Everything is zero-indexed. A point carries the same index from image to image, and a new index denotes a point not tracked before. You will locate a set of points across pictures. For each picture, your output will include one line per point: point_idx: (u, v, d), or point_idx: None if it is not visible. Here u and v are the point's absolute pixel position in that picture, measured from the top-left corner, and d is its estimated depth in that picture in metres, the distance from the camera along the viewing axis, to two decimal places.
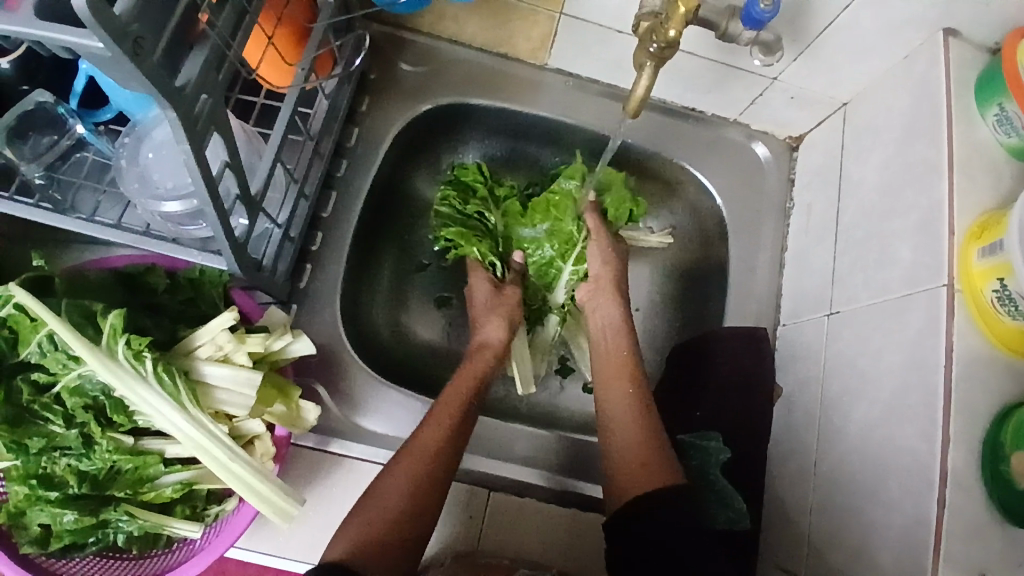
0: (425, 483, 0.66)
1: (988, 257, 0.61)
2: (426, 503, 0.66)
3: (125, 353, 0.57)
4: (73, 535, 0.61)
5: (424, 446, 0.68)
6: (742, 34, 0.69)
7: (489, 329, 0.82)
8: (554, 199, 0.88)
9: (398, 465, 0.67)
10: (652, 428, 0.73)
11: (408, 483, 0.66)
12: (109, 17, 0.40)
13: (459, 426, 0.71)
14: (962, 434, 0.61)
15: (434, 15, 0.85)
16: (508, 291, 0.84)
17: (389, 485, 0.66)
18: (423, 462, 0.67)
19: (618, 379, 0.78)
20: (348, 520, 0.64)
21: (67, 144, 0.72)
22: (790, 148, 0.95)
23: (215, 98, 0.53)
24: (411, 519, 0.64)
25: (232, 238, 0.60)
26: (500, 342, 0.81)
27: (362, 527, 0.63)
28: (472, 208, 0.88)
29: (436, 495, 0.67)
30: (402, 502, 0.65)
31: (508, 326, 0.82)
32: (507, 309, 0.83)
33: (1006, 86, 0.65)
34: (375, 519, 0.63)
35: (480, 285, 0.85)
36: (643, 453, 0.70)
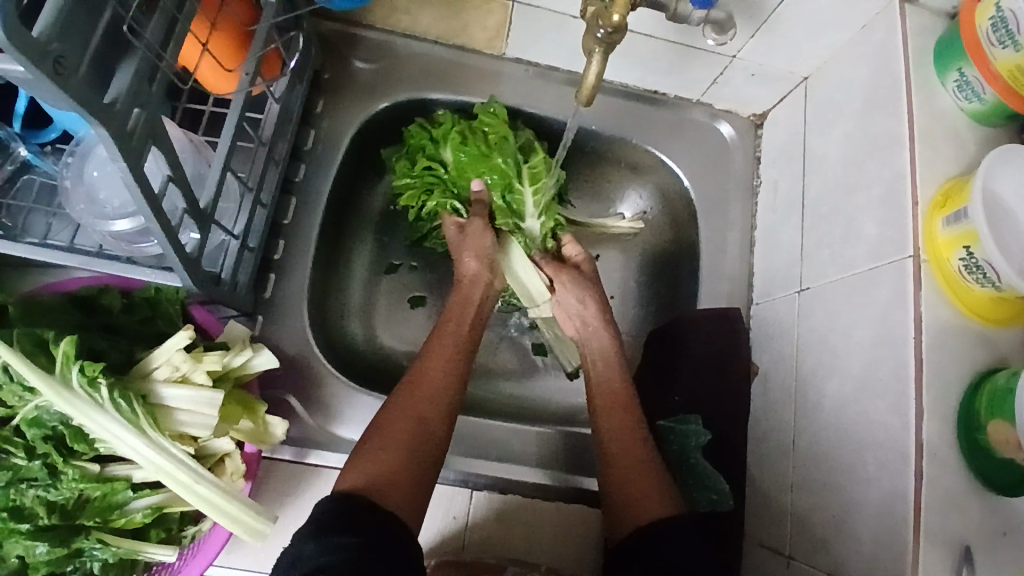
0: (428, 411, 0.68)
1: (952, 226, 0.61)
2: (432, 430, 0.67)
3: (79, 380, 0.55)
4: (50, 565, 0.59)
5: (426, 377, 0.70)
6: (693, 13, 0.67)
7: (468, 265, 0.81)
8: (491, 127, 0.82)
9: (402, 396, 0.69)
10: (649, 454, 0.73)
11: (412, 412, 0.67)
12: (26, 39, 0.38)
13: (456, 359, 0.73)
14: (936, 406, 0.60)
15: (384, 10, 0.83)
16: (474, 229, 0.82)
17: (394, 416, 0.67)
18: (427, 391, 0.69)
19: (613, 410, 0.76)
20: (355, 453, 0.65)
21: (11, 168, 0.71)
22: (755, 125, 0.94)
23: (151, 113, 0.51)
24: (423, 444, 0.66)
25: (182, 254, 0.59)
26: (480, 274, 0.80)
27: (372, 455, 0.64)
28: (421, 165, 0.84)
29: (441, 422, 0.68)
30: (409, 430, 0.66)
31: (484, 262, 0.81)
32: (473, 247, 0.81)
33: (965, 52, 0.64)
34: (385, 445, 0.65)
35: (449, 228, 0.84)
36: (643, 479, 0.71)
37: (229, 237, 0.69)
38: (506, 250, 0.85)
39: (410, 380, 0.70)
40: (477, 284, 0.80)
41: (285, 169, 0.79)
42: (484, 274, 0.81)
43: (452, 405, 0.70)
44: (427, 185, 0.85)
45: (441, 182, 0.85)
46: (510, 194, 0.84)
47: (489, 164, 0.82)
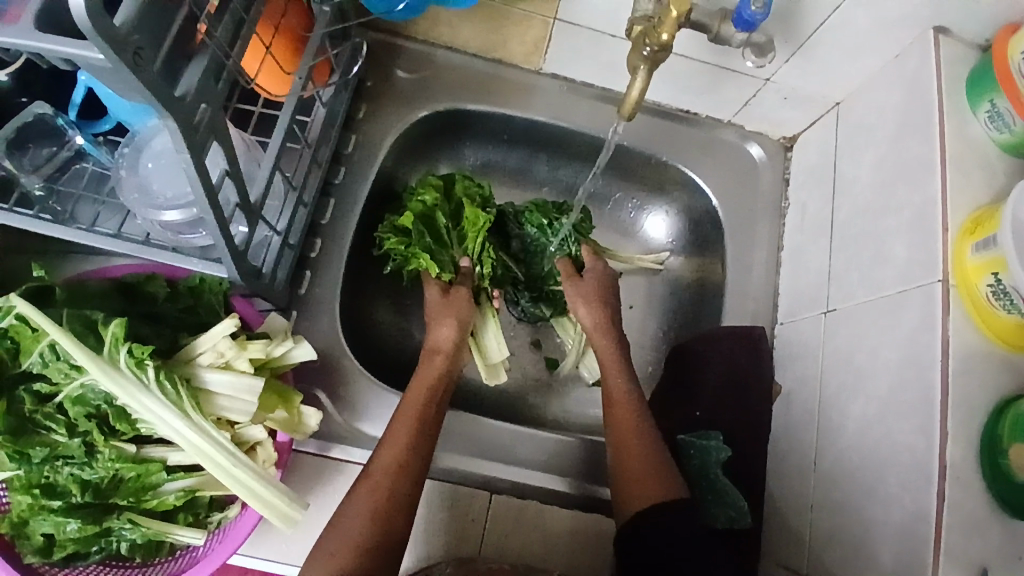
0: (385, 506, 0.65)
1: (982, 252, 0.62)
2: (390, 522, 0.65)
3: (126, 361, 0.57)
4: (77, 543, 0.61)
5: (385, 463, 0.68)
6: (734, 35, 0.70)
7: (443, 332, 0.80)
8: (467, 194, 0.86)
9: (359, 487, 0.67)
10: (659, 456, 0.74)
11: (368, 508, 0.65)
12: (110, 29, 0.41)
13: (417, 440, 0.70)
14: (960, 428, 0.61)
15: (428, 22, 0.86)
16: (457, 297, 0.82)
17: (352, 511, 0.65)
18: (382, 479, 0.67)
19: (616, 406, 0.79)
20: (316, 552, 0.63)
21: (65, 156, 0.73)
22: (784, 147, 0.95)
23: (214, 107, 0.54)
24: (377, 539, 0.64)
25: (231, 245, 0.61)
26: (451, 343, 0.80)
27: (328, 558, 0.62)
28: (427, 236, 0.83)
29: (400, 516, 0.66)
30: (364, 526, 0.64)
31: (458, 328, 0.81)
32: (455, 313, 0.81)
33: (997, 84, 0.65)
34: (340, 545, 0.63)
35: (430, 290, 0.83)
36: (642, 479, 0.72)
37: (273, 233, 0.72)
38: (483, 327, 0.87)
39: (367, 466, 0.68)
40: (447, 360, 0.79)
41: (326, 171, 0.82)
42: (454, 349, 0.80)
43: (411, 499, 0.67)
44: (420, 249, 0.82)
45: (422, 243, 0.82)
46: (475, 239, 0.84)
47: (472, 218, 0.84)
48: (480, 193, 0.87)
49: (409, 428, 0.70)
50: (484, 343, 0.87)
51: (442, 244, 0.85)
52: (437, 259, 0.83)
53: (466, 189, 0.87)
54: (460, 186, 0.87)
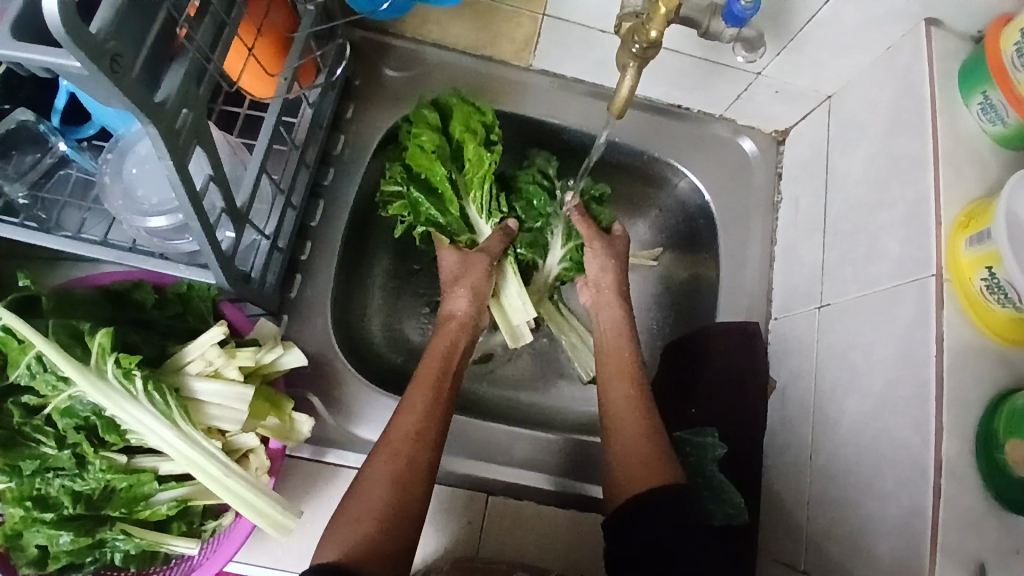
0: (407, 472, 0.65)
1: (976, 246, 0.61)
2: (412, 489, 0.65)
3: (114, 372, 0.57)
4: (72, 554, 0.60)
5: (405, 432, 0.67)
6: (724, 31, 0.69)
7: (458, 301, 0.80)
8: (461, 127, 0.81)
9: (378, 454, 0.66)
10: (655, 436, 0.73)
11: (389, 475, 0.64)
12: (86, 37, 0.40)
13: (435, 409, 0.70)
14: (955, 424, 0.61)
15: (416, 20, 0.85)
16: (474, 263, 0.81)
17: (372, 479, 0.64)
18: (403, 446, 0.66)
19: (620, 376, 0.79)
20: (337, 520, 0.63)
21: (49, 162, 0.72)
22: (777, 141, 0.95)
23: (196, 113, 0.53)
24: (399, 505, 0.63)
25: (218, 251, 0.60)
26: (468, 316, 0.79)
27: (349, 526, 0.62)
28: (432, 189, 0.81)
29: (421, 483, 0.65)
30: (385, 494, 0.63)
31: (474, 296, 0.80)
32: (471, 281, 0.80)
33: (990, 76, 0.65)
34: (362, 512, 0.62)
35: (447, 256, 0.83)
36: (642, 456, 0.71)
37: (261, 237, 0.71)
38: (503, 282, 0.86)
39: (386, 434, 0.67)
40: (463, 328, 0.78)
41: (314, 173, 0.81)
42: (472, 316, 0.79)
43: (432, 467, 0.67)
44: (424, 207, 0.81)
45: (422, 203, 0.80)
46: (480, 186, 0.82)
47: (473, 164, 0.81)
48: (482, 121, 0.82)
49: (426, 397, 0.70)
50: (506, 303, 0.86)
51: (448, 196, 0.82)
52: (446, 222, 0.82)
53: (465, 120, 0.81)
54: (456, 115, 0.81)
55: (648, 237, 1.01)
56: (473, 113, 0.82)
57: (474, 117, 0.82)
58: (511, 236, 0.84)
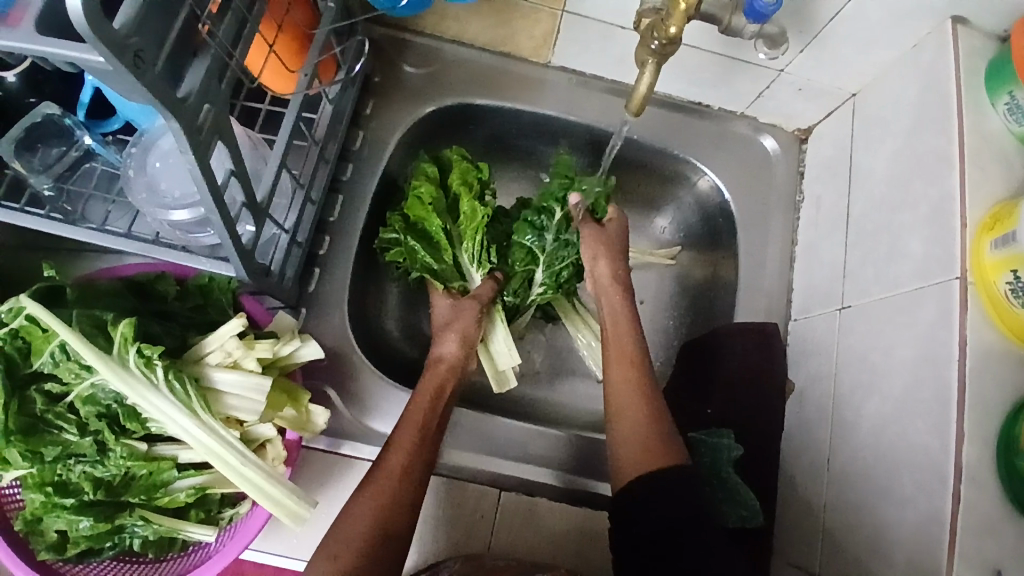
0: (389, 510, 0.64)
1: (1000, 250, 0.60)
2: (394, 527, 0.64)
3: (135, 361, 0.58)
4: (90, 540, 0.62)
5: (391, 468, 0.67)
6: (745, 27, 0.68)
7: (447, 345, 0.80)
8: (457, 180, 0.83)
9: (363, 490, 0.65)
10: (660, 419, 0.73)
11: (374, 509, 0.64)
12: (109, 32, 0.40)
13: (421, 447, 0.69)
14: (976, 428, 0.60)
15: (436, 16, 0.86)
16: (465, 311, 0.82)
17: (355, 515, 0.63)
18: (388, 483, 0.65)
19: (622, 362, 0.78)
20: (316, 555, 0.62)
21: (74, 155, 0.74)
22: (799, 140, 0.94)
23: (218, 107, 0.53)
24: (381, 543, 0.62)
25: (238, 244, 0.60)
26: (456, 359, 0.79)
27: (328, 563, 0.60)
28: (426, 238, 0.82)
29: (405, 520, 0.65)
30: (368, 531, 0.62)
31: (463, 342, 0.80)
32: (460, 326, 0.81)
33: (1016, 75, 0.64)
34: (342, 548, 0.61)
35: (440, 302, 0.84)
36: (647, 440, 0.71)
37: (280, 231, 0.72)
38: (490, 329, 0.86)
39: (372, 471, 0.67)
40: (453, 369, 0.78)
41: (334, 168, 0.81)
42: (460, 360, 0.79)
43: (415, 506, 0.66)
44: (419, 256, 0.82)
45: (415, 250, 0.81)
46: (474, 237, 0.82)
47: (467, 215, 0.82)
48: (478, 177, 0.84)
49: (414, 434, 0.70)
50: (493, 349, 0.87)
51: (442, 246, 0.83)
52: (439, 271, 0.83)
53: (462, 175, 0.83)
54: (455, 171, 0.83)
55: (667, 236, 1.00)
56: (468, 169, 0.83)
57: (471, 173, 0.84)
58: (501, 283, 0.85)
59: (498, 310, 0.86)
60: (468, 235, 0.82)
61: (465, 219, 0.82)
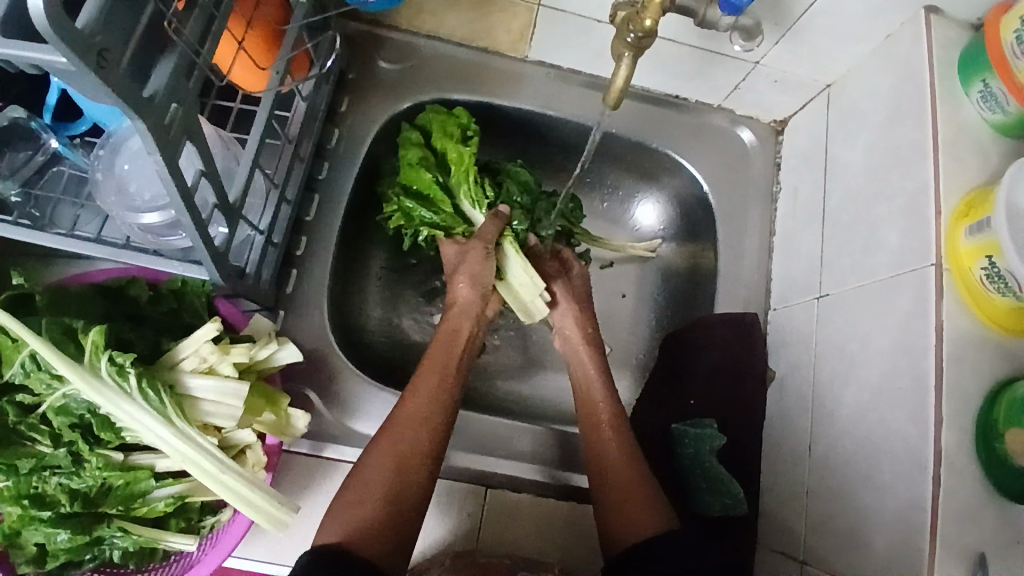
0: (408, 457, 0.65)
1: (975, 236, 0.61)
2: (413, 473, 0.64)
3: (107, 369, 0.56)
4: (69, 553, 0.60)
5: (414, 415, 0.67)
6: (721, 19, 0.68)
7: (461, 291, 0.80)
8: (437, 130, 0.82)
9: (381, 437, 0.66)
10: (639, 470, 0.72)
11: (392, 459, 0.64)
12: (71, 31, 0.39)
13: (439, 396, 0.70)
14: (954, 414, 0.60)
15: (410, 11, 0.85)
16: (473, 254, 0.80)
17: (372, 463, 0.64)
18: (406, 430, 0.66)
19: (599, 429, 0.75)
20: (338, 500, 0.63)
21: (42, 159, 0.72)
22: (775, 131, 0.94)
23: (187, 107, 0.52)
24: (399, 490, 0.63)
25: (211, 246, 0.59)
26: (471, 302, 0.79)
27: (347, 509, 0.61)
28: (425, 193, 0.82)
29: (424, 468, 0.65)
30: (387, 478, 0.63)
31: (478, 288, 0.80)
32: (468, 270, 0.80)
33: (990, 63, 0.64)
34: (361, 496, 0.62)
35: (449, 250, 0.83)
36: (635, 500, 0.69)
37: (255, 232, 0.70)
38: (501, 265, 0.84)
39: (390, 418, 0.67)
40: (466, 314, 0.79)
41: (309, 166, 0.80)
42: (476, 302, 0.80)
43: (436, 451, 0.66)
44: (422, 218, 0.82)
45: (413, 208, 0.82)
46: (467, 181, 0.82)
47: (460, 164, 0.81)
48: (458, 124, 0.82)
49: (431, 384, 0.70)
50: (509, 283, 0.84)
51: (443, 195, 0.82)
52: (443, 219, 0.82)
53: (442, 125, 0.82)
54: (434, 126, 0.82)
55: (646, 229, 1.00)
56: (446, 118, 0.82)
57: (450, 123, 0.82)
58: (506, 219, 0.82)
59: (506, 237, 0.83)
60: (462, 183, 0.82)
61: (456, 169, 0.82)
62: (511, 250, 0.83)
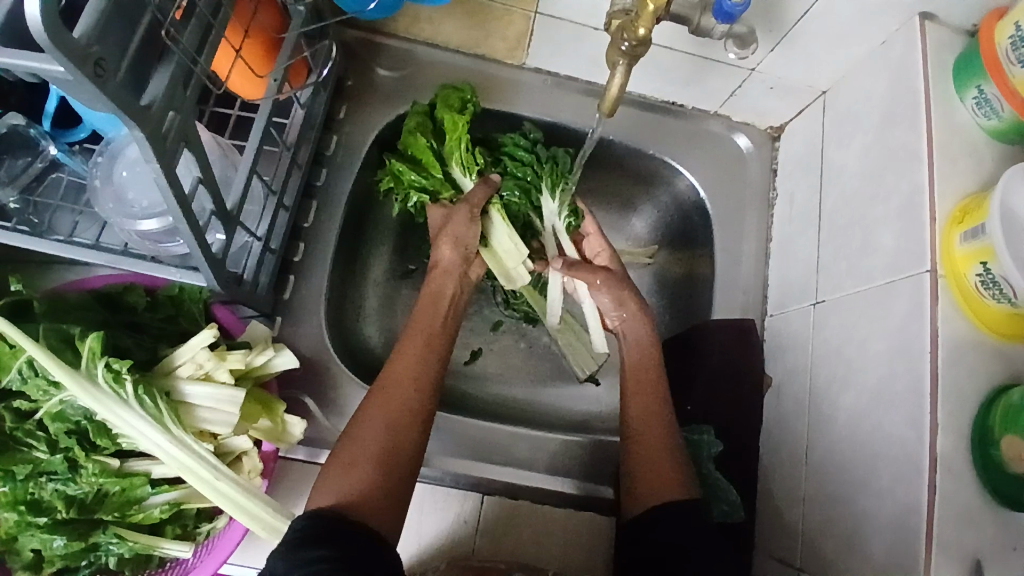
0: (400, 417, 0.65)
1: (969, 243, 0.61)
2: (406, 434, 0.64)
3: (104, 376, 0.56)
4: (66, 558, 0.60)
5: (399, 379, 0.67)
6: (715, 27, 0.68)
7: (443, 252, 0.79)
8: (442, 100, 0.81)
9: (372, 399, 0.66)
10: (671, 441, 0.72)
11: (383, 420, 0.64)
12: (68, 41, 0.39)
13: (427, 358, 0.70)
14: (950, 419, 0.60)
15: (408, 18, 0.85)
16: (458, 216, 0.79)
17: (365, 424, 0.64)
18: (396, 391, 0.66)
19: (639, 391, 0.76)
20: (329, 465, 0.62)
21: (40, 166, 0.72)
22: (772, 137, 0.94)
23: (183, 115, 0.52)
24: (394, 450, 0.63)
25: (208, 253, 0.59)
26: (454, 263, 0.79)
27: (342, 469, 0.61)
28: (416, 160, 0.82)
29: (416, 427, 0.65)
30: (381, 438, 0.63)
31: (460, 247, 0.79)
32: (451, 231, 0.79)
33: (984, 69, 0.64)
34: (355, 457, 0.61)
35: (435, 214, 0.82)
36: (660, 466, 0.70)
37: (253, 238, 0.71)
38: (487, 228, 0.84)
39: (379, 381, 0.67)
40: (449, 274, 0.78)
41: (307, 173, 0.81)
42: (458, 265, 0.79)
43: (426, 411, 0.67)
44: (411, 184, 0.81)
45: (403, 174, 0.81)
46: (461, 147, 0.81)
47: (453, 130, 0.80)
48: (462, 96, 0.82)
49: (418, 347, 0.70)
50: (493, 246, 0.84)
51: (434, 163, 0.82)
52: (433, 185, 0.82)
53: (444, 98, 0.81)
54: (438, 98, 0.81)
55: (644, 234, 1.01)
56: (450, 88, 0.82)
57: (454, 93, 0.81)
58: (494, 188, 0.82)
59: (494, 205, 0.84)
60: (455, 150, 0.81)
61: (450, 136, 0.80)
62: (497, 216, 0.84)
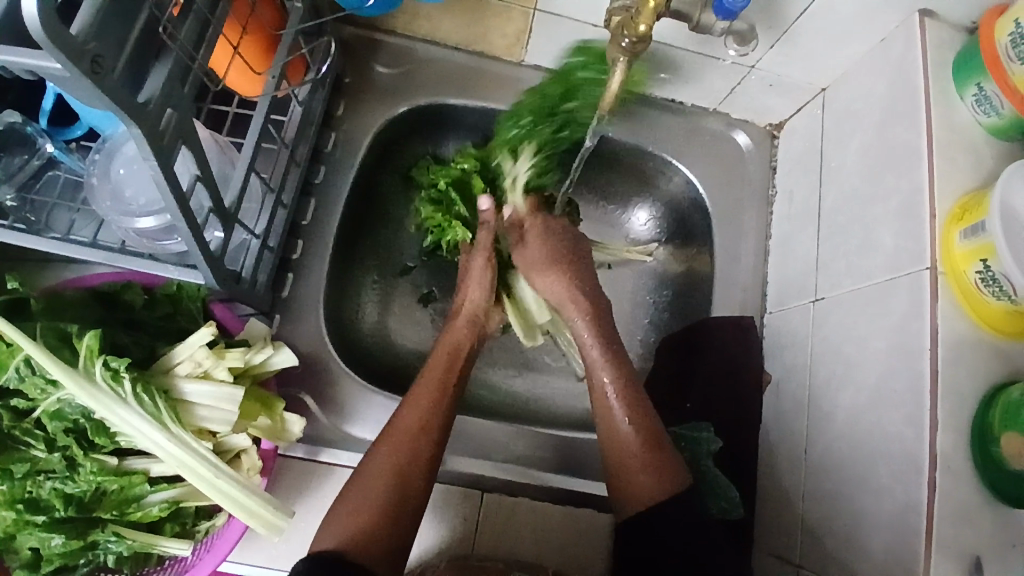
0: (407, 465, 0.65)
1: (969, 240, 0.61)
2: (411, 484, 0.64)
3: (102, 374, 0.57)
4: (64, 557, 0.60)
5: (406, 423, 0.67)
6: (715, 24, 0.68)
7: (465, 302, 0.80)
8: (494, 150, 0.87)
9: (382, 443, 0.66)
10: (650, 431, 0.71)
11: (390, 467, 0.64)
12: (64, 37, 0.39)
13: (440, 404, 0.69)
14: (950, 416, 0.60)
15: (407, 15, 0.85)
16: (475, 265, 0.82)
17: (372, 470, 0.64)
18: (406, 438, 0.66)
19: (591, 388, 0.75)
20: (335, 508, 0.63)
21: (38, 163, 0.72)
22: (771, 134, 0.94)
23: (181, 112, 0.52)
24: (398, 500, 0.63)
25: (207, 251, 0.59)
26: (477, 309, 0.80)
27: (348, 515, 0.62)
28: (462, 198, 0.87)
29: (421, 477, 0.65)
30: (386, 486, 0.63)
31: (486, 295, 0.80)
32: (476, 282, 0.81)
33: (984, 67, 0.64)
34: (360, 505, 0.62)
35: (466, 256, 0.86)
36: (627, 461, 0.69)
37: (251, 236, 0.70)
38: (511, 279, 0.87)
39: (390, 425, 0.67)
40: (471, 326, 0.79)
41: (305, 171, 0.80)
42: (480, 314, 0.80)
43: (434, 458, 0.67)
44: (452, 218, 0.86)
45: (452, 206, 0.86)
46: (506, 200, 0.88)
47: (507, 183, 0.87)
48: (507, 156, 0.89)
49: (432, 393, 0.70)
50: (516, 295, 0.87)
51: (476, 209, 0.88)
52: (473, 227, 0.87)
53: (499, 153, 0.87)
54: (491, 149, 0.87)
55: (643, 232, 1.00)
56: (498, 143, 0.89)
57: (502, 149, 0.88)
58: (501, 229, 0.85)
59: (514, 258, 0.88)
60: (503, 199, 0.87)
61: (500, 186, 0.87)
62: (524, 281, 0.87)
